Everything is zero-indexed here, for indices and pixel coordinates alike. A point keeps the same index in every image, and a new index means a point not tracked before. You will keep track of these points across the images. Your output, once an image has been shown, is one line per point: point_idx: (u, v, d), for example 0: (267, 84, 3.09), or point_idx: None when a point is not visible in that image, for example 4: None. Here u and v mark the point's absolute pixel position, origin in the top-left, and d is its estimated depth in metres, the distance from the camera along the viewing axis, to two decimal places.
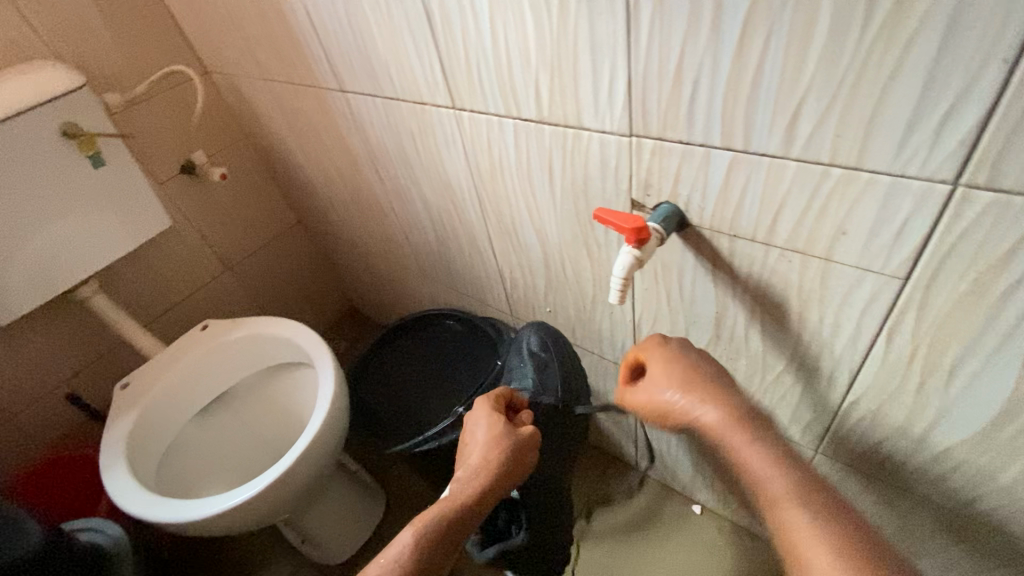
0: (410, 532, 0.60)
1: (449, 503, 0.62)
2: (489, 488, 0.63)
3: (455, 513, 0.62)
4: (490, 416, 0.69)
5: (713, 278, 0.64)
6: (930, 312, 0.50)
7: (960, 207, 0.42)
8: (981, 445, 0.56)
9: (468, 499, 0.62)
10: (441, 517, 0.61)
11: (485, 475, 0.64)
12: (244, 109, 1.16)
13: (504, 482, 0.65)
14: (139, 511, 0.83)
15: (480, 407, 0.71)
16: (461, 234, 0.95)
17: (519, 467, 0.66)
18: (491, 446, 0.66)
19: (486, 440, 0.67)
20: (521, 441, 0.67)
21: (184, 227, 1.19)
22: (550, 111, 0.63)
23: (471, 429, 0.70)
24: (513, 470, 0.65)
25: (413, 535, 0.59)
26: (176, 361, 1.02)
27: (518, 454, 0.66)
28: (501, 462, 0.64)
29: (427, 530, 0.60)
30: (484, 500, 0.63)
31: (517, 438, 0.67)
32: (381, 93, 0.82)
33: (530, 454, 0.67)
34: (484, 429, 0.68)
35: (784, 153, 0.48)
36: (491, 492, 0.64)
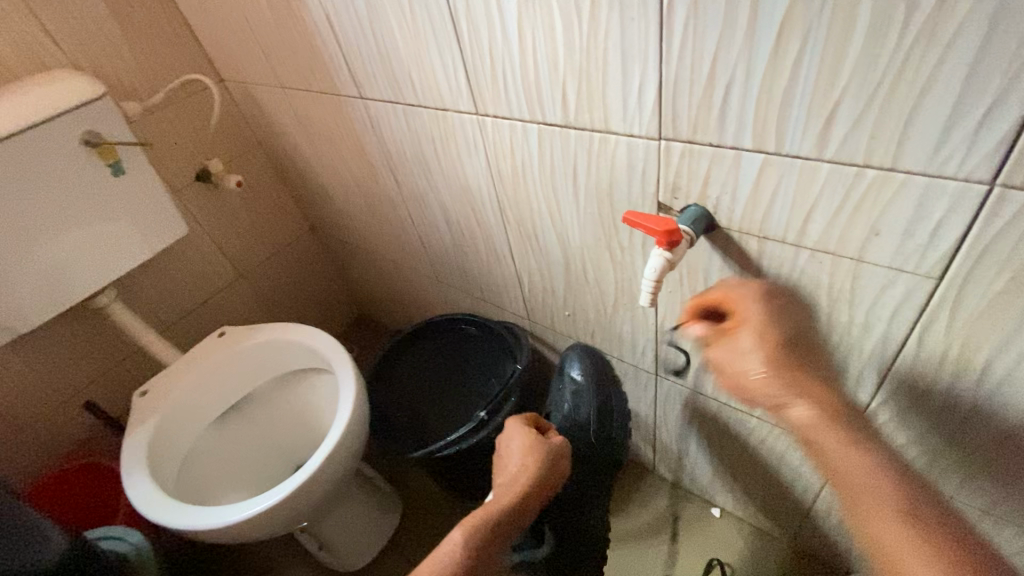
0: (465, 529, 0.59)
1: (495, 506, 0.62)
2: (529, 492, 0.64)
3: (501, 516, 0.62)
4: (523, 429, 0.72)
5: (739, 280, 0.64)
6: (964, 311, 0.50)
7: (996, 207, 0.43)
8: (1012, 444, 0.56)
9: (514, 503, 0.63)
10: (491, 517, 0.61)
11: (523, 480, 0.65)
12: (259, 116, 1.16)
13: (541, 489, 0.65)
14: (162, 518, 0.83)
15: (512, 424, 0.74)
16: (480, 238, 0.96)
17: (553, 476, 0.67)
18: (527, 454, 0.67)
19: (520, 449, 0.69)
20: (553, 451, 0.68)
21: (199, 235, 1.19)
22: (577, 115, 0.63)
23: (506, 442, 0.72)
24: (548, 478, 0.66)
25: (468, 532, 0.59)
26: (198, 367, 1.02)
27: (550, 462, 0.67)
28: (537, 469, 0.66)
29: (473, 531, 0.59)
30: (526, 505, 0.64)
31: (549, 447, 0.69)
32: (402, 99, 0.83)
33: (562, 464, 0.69)
34: (518, 441, 0.70)
35: (817, 155, 0.49)
36: (530, 498, 0.64)
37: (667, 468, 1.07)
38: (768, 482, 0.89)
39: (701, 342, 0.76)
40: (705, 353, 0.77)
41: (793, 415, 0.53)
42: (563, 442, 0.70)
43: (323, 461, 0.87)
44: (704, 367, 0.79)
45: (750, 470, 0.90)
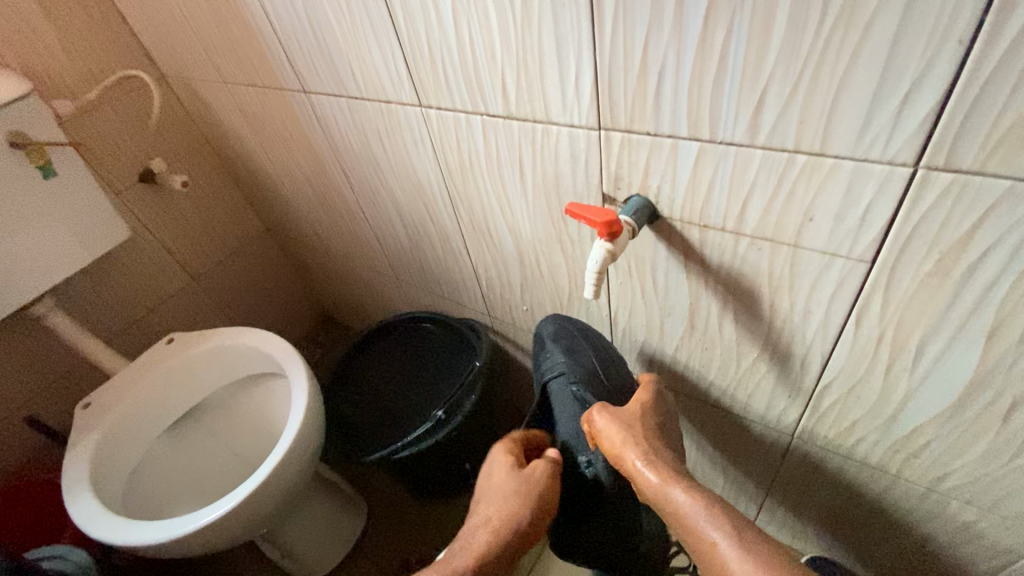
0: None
1: (464, 565, 0.60)
2: (501, 548, 0.62)
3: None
4: (506, 464, 0.68)
5: (685, 269, 0.64)
6: (896, 294, 0.51)
7: (920, 190, 0.43)
8: (948, 422, 0.57)
9: (483, 563, 0.61)
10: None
11: (498, 531, 0.62)
12: (203, 113, 1.12)
13: (518, 545, 0.63)
14: (107, 535, 0.80)
15: (498, 461, 0.69)
16: (433, 234, 0.94)
17: (535, 527, 0.63)
18: (511, 500, 0.64)
19: (506, 494, 0.65)
20: (542, 496, 0.64)
21: (144, 238, 1.14)
22: (517, 107, 0.62)
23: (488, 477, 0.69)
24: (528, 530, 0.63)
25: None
26: (143, 376, 0.98)
27: (538, 513, 0.63)
28: (516, 519, 0.62)
29: None
30: (497, 561, 0.61)
31: (539, 492, 0.64)
32: (346, 93, 0.81)
33: (551, 510, 0.65)
34: (501, 481, 0.66)
35: (750, 141, 0.49)
36: (503, 554, 0.62)
37: None
38: (726, 468, 0.90)
39: (654, 332, 0.76)
40: (658, 343, 0.77)
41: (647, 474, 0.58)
42: (547, 477, 0.66)
43: (276, 469, 0.84)
44: (659, 357, 0.79)
45: (707, 457, 0.91)
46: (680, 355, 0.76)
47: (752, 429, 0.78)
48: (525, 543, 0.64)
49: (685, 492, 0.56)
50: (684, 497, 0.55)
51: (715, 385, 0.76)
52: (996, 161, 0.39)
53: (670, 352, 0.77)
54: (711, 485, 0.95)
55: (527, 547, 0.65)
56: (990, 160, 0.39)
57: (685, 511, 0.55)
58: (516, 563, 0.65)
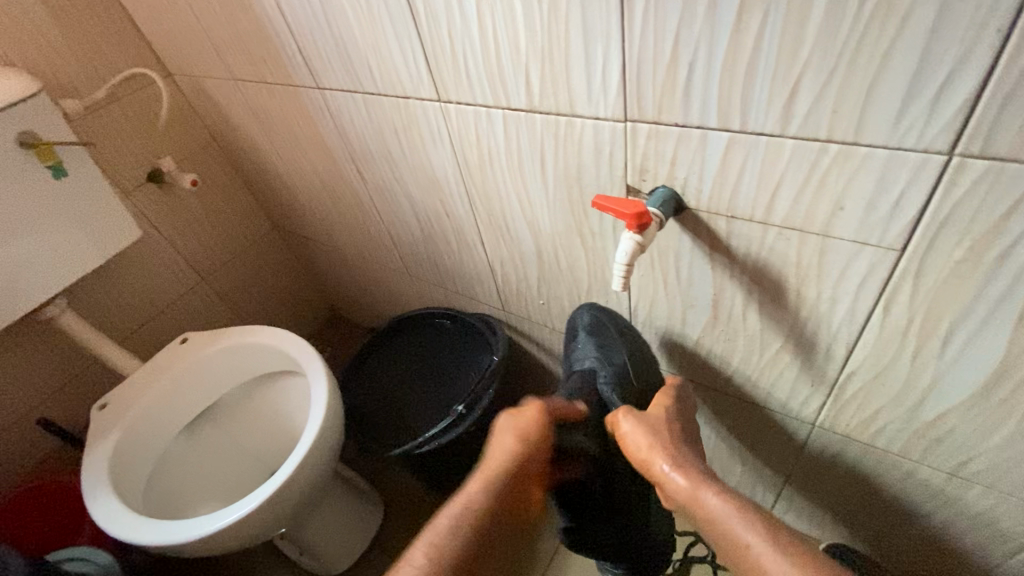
0: (421, 547, 0.56)
1: (457, 516, 0.57)
2: (493, 493, 0.59)
3: (464, 531, 0.57)
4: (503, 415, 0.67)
5: (710, 260, 0.64)
6: (926, 281, 0.51)
7: (955, 177, 0.44)
8: (975, 406, 0.58)
9: (477, 513, 0.58)
10: (448, 532, 0.56)
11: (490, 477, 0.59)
12: (211, 111, 1.11)
13: (512, 488, 0.60)
14: (130, 535, 0.80)
15: None
16: (449, 229, 0.94)
17: (528, 468, 0.60)
18: (497, 441, 0.61)
19: (494, 439, 0.61)
20: (527, 435, 0.60)
21: (153, 238, 1.14)
22: (541, 100, 0.62)
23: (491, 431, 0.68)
24: (521, 472, 0.60)
25: (423, 552, 0.56)
26: (159, 376, 0.97)
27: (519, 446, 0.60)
28: (504, 462, 0.59)
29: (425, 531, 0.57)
30: (492, 509, 0.59)
31: (525, 430, 0.61)
32: (361, 88, 0.80)
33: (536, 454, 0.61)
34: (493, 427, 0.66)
35: (781, 131, 0.49)
36: (501, 501, 0.59)
37: None
38: (744, 458, 0.90)
39: (675, 324, 0.76)
40: (679, 334, 0.77)
41: (679, 480, 0.59)
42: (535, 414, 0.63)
43: (297, 467, 0.84)
44: (679, 348, 0.80)
45: (725, 446, 0.91)
46: (701, 346, 0.76)
47: (772, 418, 0.79)
48: (524, 487, 0.61)
49: (717, 494, 0.57)
50: (715, 501, 0.57)
51: (735, 375, 0.76)
52: None
53: (691, 343, 0.77)
54: (729, 475, 0.96)
55: (528, 492, 0.62)
56: None
57: (717, 514, 0.56)
58: (517, 511, 0.61)
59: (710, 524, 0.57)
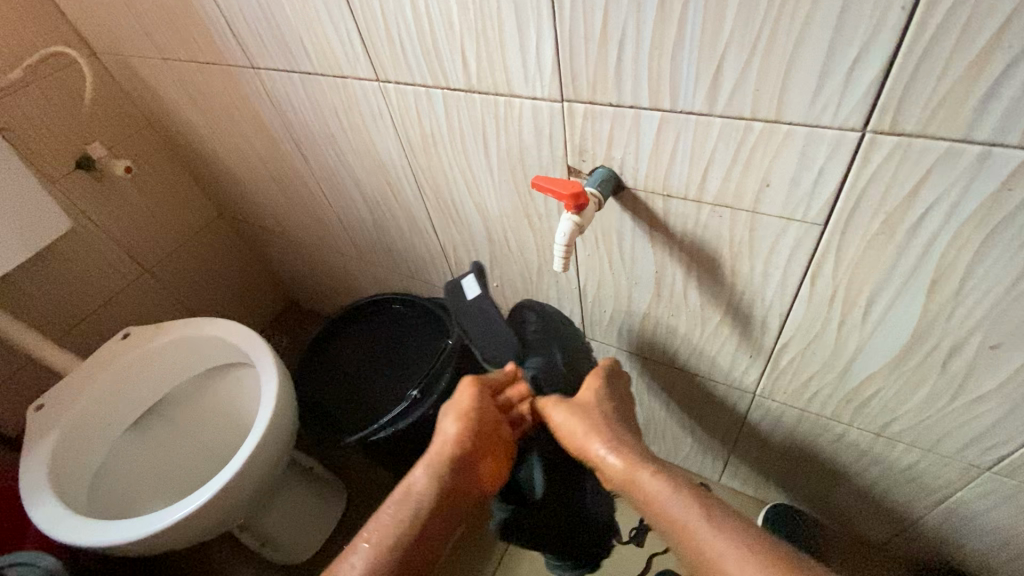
0: (364, 536, 0.60)
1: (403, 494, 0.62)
2: (435, 472, 0.63)
3: (405, 512, 0.61)
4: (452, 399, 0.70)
5: (651, 239, 0.65)
6: (847, 254, 0.54)
7: (869, 152, 0.45)
8: (894, 370, 0.62)
9: (420, 492, 0.62)
10: (390, 518, 0.60)
11: (433, 457, 0.64)
12: (142, 92, 1.05)
13: (458, 462, 0.64)
14: (74, 538, 0.77)
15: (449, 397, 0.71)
16: (398, 213, 0.92)
17: (473, 444, 0.65)
18: (446, 421, 0.67)
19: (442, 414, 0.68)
20: (469, 413, 0.66)
21: (88, 228, 1.08)
22: (478, 79, 0.61)
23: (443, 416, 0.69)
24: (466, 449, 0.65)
25: (366, 541, 0.59)
26: (99, 373, 0.94)
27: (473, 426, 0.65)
28: (450, 438, 0.65)
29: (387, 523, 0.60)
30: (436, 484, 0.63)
31: (467, 408, 0.66)
32: (297, 68, 0.77)
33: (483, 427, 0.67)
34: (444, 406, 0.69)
35: (709, 110, 0.50)
36: (446, 481, 0.63)
37: None
38: (694, 428, 0.94)
39: (622, 301, 0.78)
40: (626, 311, 0.79)
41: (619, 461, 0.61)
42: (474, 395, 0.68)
43: (249, 459, 0.83)
44: (627, 325, 0.81)
45: (676, 418, 0.94)
46: (647, 322, 0.78)
47: (717, 389, 0.81)
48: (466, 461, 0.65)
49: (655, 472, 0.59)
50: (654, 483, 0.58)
51: (680, 349, 0.79)
52: (937, 123, 0.42)
53: (638, 320, 0.79)
54: (681, 445, 1.00)
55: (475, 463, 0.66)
56: (932, 122, 0.42)
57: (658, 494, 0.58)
58: (464, 484, 0.65)
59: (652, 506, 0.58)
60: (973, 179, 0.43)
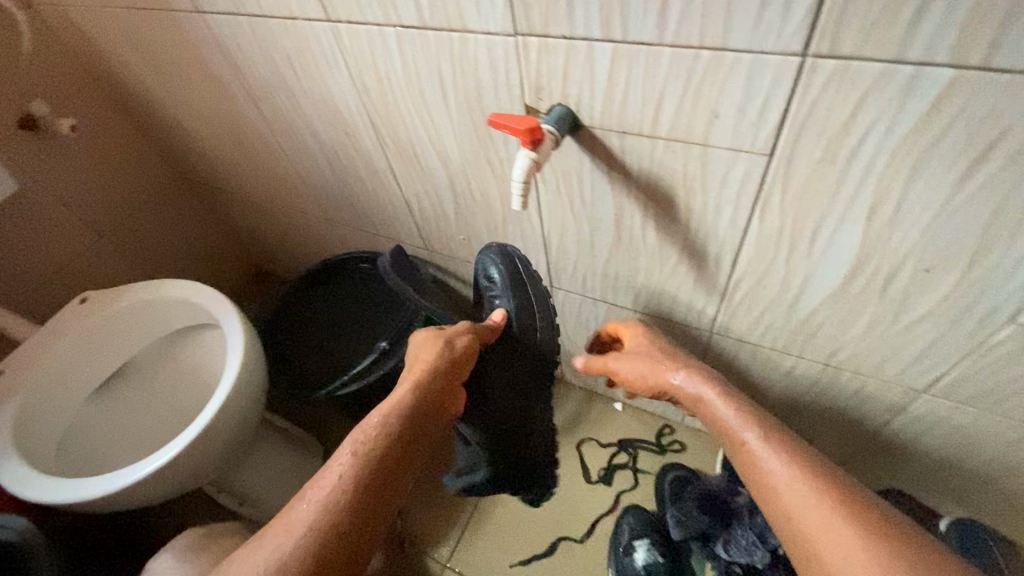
0: (350, 446, 0.61)
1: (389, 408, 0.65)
2: (424, 389, 0.67)
3: (394, 423, 0.63)
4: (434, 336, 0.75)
5: (608, 179, 0.66)
6: (792, 184, 0.56)
7: (810, 77, 0.47)
8: (838, 299, 0.65)
9: (407, 405, 0.65)
10: (379, 427, 0.62)
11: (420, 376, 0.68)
12: (84, 44, 0.99)
13: (442, 384, 0.69)
14: (42, 497, 0.77)
15: (419, 336, 0.77)
16: (360, 166, 0.91)
17: (455, 370, 0.71)
18: (427, 348, 0.72)
19: (421, 345, 0.74)
20: (456, 344, 0.73)
21: (36, 191, 1.03)
22: (431, 15, 0.60)
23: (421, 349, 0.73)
24: (448, 373, 0.70)
25: (352, 450, 0.60)
26: (57, 337, 0.91)
27: (455, 357, 0.71)
28: (436, 360, 0.70)
29: (377, 430, 0.62)
30: (422, 399, 0.67)
31: (453, 340, 0.73)
32: (245, 10, 0.74)
33: (464, 360, 0.73)
34: (424, 340, 0.74)
35: (659, 39, 0.50)
36: (428, 399, 0.67)
37: (570, 375, 1.14)
38: None
39: (584, 246, 0.79)
40: (589, 256, 0.80)
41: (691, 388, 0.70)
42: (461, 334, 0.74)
43: (217, 415, 0.83)
44: (590, 270, 0.83)
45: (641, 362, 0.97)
46: (609, 266, 0.80)
47: (677, 330, 0.85)
48: (447, 384, 0.70)
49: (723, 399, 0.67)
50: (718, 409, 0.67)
51: (642, 291, 0.81)
52: (871, 45, 0.43)
53: (600, 264, 0.81)
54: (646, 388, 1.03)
55: (454, 389, 0.72)
56: (866, 44, 0.43)
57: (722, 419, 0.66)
58: (444, 407, 0.70)
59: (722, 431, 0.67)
60: (904, 102, 0.45)
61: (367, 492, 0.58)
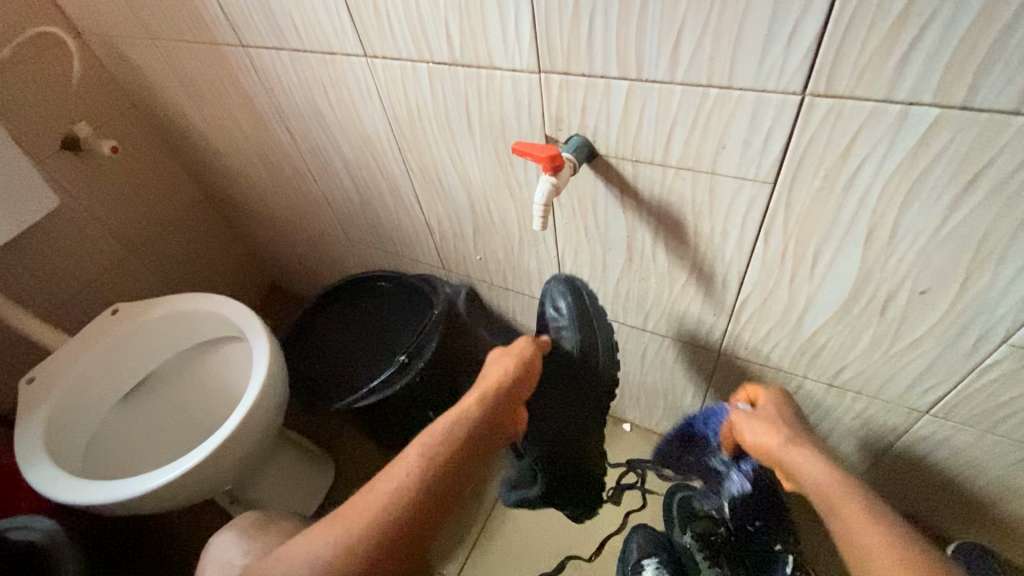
0: (418, 445, 0.64)
1: (452, 420, 0.66)
2: (487, 402, 0.68)
3: (456, 429, 0.65)
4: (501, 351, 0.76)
5: (621, 204, 0.71)
6: (795, 210, 0.60)
7: (808, 114, 0.52)
8: (840, 321, 0.68)
9: (470, 414, 0.67)
10: (442, 435, 0.65)
11: (484, 394, 0.69)
12: (127, 72, 1.06)
13: (504, 399, 0.69)
14: (71, 498, 0.79)
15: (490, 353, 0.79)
16: (385, 189, 0.96)
17: (518, 391, 0.71)
18: (494, 366, 0.73)
19: (491, 363, 0.74)
20: (520, 359, 0.72)
21: (74, 207, 1.09)
22: (462, 53, 0.65)
23: (490, 363, 0.75)
24: (511, 392, 0.70)
25: (420, 449, 0.63)
26: (88, 349, 0.95)
27: (519, 372, 0.71)
28: (502, 377, 0.71)
29: (440, 435, 0.65)
30: (484, 413, 0.67)
31: (519, 357, 0.73)
32: (287, 45, 0.80)
33: (528, 375, 0.72)
34: (494, 356, 0.75)
35: (671, 78, 0.55)
36: (490, 410, 0.68)
37: None
38: (668, 390, 1.00)
39: (598, 268, 0.83)
40: (602, 277, 0.85)
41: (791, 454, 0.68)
42: (528, 349, 0.74)
43: (240, 423, 0.86)
44: (602, 290, 0.87)
45: (649, 380, 1.00)
46: (620, 287, 0.84)
47: (686, 350, 0.88)
48: (509, 402, 0.70)
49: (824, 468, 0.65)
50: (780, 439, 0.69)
51: (650, 312, 0.85)
52: (863, 85, 0.48)
53: (612, 285, 0.85)
54: (655, 409, 1.06)
55: (517, 405, 0.71)
56: (858, 84, 0.48)
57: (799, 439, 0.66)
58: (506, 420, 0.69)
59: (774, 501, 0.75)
60: (896, 135, 0.50)
61: (428, 489, 0.60)
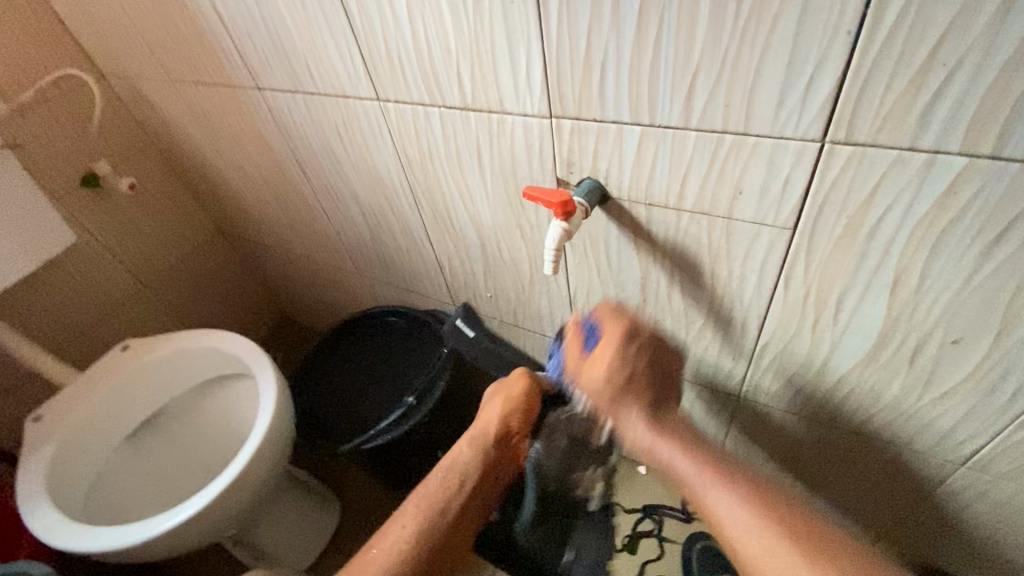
0: (414, 500, 0.70)
1: (446, 469, 0.72)
2: (479, 451, 0.74)
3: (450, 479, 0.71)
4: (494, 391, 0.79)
5: (635, 246, 0.70)
6: (816, 256, 0.58)
7: (828, 161, 0.50)
8: (865, 368, 0.65)
9: (463, 465, 0.72)
10: (435, 487, 0.70)
11: (474, 435, 0.75)
12: (147, 112, 1.09)
13: (496, 445, 0.75)
14: (71, 545, 0.78)
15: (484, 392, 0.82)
16: (395, 227, 0.96)
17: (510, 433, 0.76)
18: (488, 412, 0.76)
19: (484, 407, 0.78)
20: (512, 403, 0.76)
21: (90, 243, 1.11)
22: (473, 98, 0.65)
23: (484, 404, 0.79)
24: (502, 435, 0.75)
25: (416, 503, 0.69)
26: (95, 390, 0.94)
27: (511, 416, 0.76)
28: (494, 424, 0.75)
29: (435, 488, 0.70)
30: (476, 461, 0.73)
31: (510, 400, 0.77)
32: (302, 89, 0.82)
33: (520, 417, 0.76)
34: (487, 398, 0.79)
35: (685, 124, 0.54)
36: (485, 456, 0.74)
37: None
38: None
39: None
40: None
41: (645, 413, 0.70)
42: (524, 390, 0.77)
43: (245, 466, 0.84)
44: None
45: None
46: None
47: (702, 394, 0.85)
48: (502, 445, 0.76)
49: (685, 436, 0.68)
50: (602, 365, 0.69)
51: None
52: (886, 133, 0.46)
53: None
54: None
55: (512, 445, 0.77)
56: (881, 132, 0.46)
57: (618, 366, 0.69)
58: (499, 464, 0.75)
59: (609, 400, 0.70)
60: (923, 183, 0.48)
61: (426, 540, 0.66)
